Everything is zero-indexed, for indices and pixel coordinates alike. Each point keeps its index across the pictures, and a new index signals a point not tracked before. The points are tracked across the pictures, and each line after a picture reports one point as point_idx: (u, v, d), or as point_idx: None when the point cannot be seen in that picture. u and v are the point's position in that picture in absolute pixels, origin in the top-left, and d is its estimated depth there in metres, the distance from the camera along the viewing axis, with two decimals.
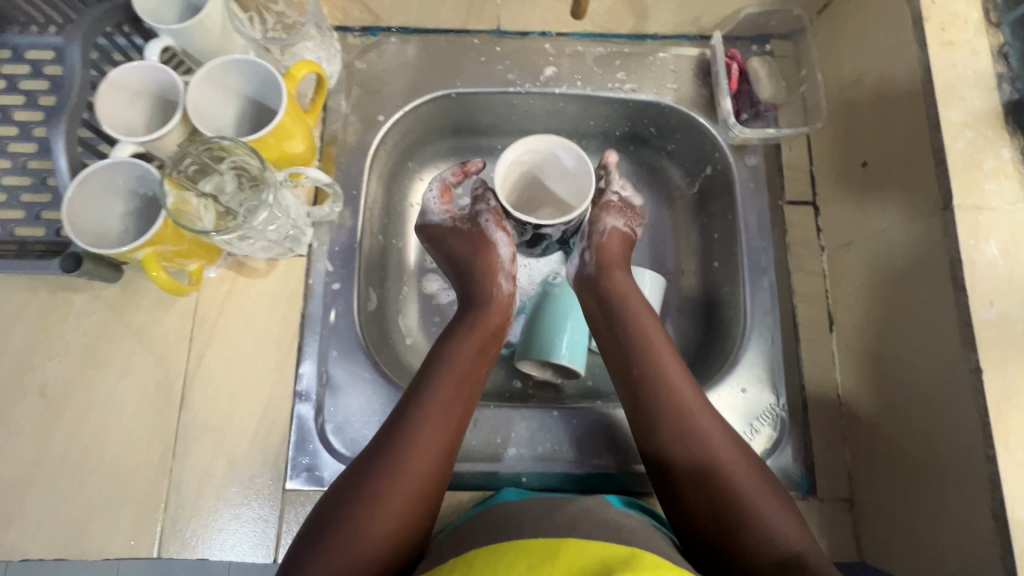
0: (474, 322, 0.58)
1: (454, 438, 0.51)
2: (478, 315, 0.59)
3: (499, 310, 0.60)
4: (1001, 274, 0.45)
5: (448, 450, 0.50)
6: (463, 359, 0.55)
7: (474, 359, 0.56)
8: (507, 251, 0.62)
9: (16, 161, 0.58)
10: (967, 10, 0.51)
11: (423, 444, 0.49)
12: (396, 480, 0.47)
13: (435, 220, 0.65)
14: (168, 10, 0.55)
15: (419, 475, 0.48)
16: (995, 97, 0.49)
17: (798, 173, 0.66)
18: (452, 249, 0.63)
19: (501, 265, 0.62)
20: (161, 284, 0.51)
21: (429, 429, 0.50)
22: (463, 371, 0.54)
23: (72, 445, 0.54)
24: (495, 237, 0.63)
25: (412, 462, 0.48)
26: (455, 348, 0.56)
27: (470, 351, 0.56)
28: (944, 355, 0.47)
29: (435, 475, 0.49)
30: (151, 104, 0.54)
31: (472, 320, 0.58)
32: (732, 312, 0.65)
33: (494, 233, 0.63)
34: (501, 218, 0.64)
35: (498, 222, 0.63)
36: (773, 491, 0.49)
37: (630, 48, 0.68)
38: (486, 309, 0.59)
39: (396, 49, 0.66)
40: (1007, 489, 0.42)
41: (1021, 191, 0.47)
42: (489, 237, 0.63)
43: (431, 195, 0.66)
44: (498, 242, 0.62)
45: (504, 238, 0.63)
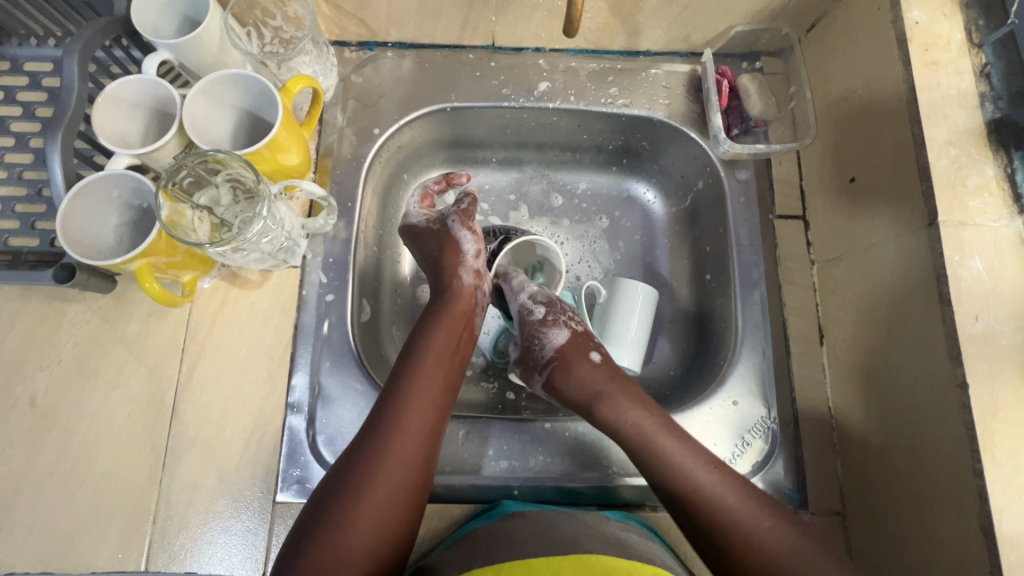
0: (446, 322, 0.58)
1: (430, 442, 0.51)
2: (449, 314, 0.59)
3: (468, 305, 0.60)
4: (986, 289, 0.46)
5: (425, 455, 0.50)
6: (433, 359, 0.55)
7: (444, 358, 0.56)
8: (472, 249, 0.64)
9: (12, 171, 0.58)
10: (950, 31, 0.53)
11: (399, 455, 0.49)
12: (371, 491, 0.47)
13: (413, 221, 0.66)
14: (165, 24, 0.56)
15: (397, 487, 0.48)
16: (978, 116, 0.50)
17: (788, 187, 0.67)
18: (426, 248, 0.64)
19: (463, 260, 0.63)
20: (153, 295, 0.51)
21: (402, 436, 0.50)
22: (434, 372, 0.54)
23: (61, 456, 0.53)
24: (463, 237, 0.64)
25: (387, 473, 0.48)
26: (425, 349, 0.55)
27: (444, 352, 0.56)
28: (932, 369, 0.48)
29: (413, 483, 0.49)
30: (147, 117, 0.55)
31: (443, 319, 0.58)
32: (723, 325, 0.65)
33: (461, 233, 0.64)
34: (470, 220, 0.65)
35: (465, 222, 0.65)
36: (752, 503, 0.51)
37: (623, 65, 0.69)
38: (457, 308, 0.60)
39: (392, 63, 0.67)
40: (994, 503, 0.42)
41: (1004, 207, 0.48)
42: (457, 237, 0.64)
43: (411, 200, 0.68)
44: (462, 240, 0.64)
45: (470, 237, 0.64)
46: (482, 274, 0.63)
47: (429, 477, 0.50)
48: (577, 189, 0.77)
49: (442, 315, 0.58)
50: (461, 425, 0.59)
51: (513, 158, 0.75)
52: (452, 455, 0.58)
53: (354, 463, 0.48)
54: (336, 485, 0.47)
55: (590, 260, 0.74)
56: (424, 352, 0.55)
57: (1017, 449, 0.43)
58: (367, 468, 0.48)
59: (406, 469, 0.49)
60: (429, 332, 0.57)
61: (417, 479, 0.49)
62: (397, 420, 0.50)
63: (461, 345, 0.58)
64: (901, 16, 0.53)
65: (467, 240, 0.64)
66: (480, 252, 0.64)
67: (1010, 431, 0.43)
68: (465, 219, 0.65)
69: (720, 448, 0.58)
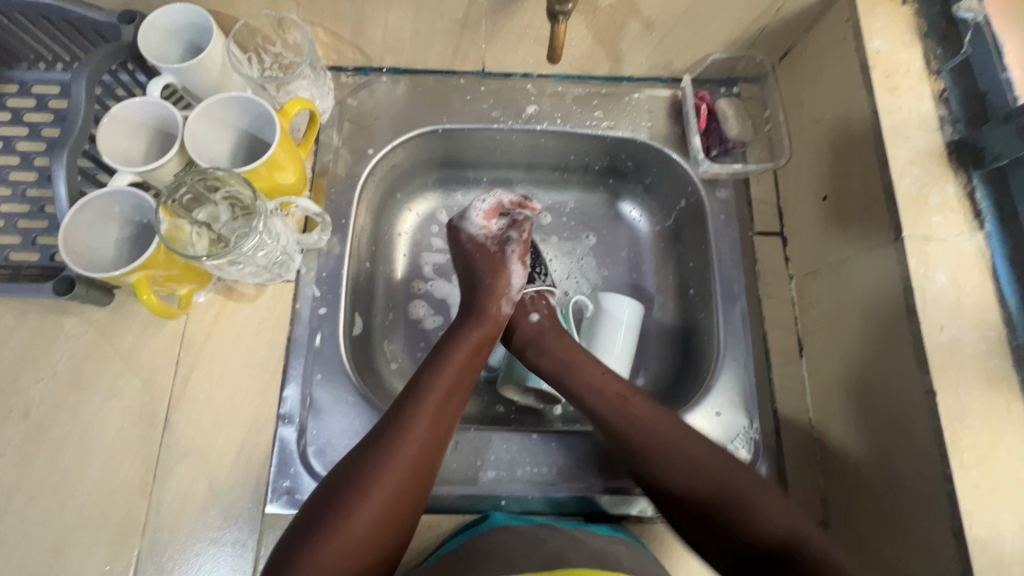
0: (470, 336, 0.59)
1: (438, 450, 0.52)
2: (475, 330, 0.60)
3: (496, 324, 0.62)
4: (949, 300, 0.49)
5: (430, 460, 0.51)
6: (453, 370, 0.56)
7: (463, 372, 0.57)
8: (519, 282, 0.64)
9: (15, 189, 0.60)
10: (909, 59, 0.57)
11: (408, 457, 0.49)
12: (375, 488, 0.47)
13: (474, 231, 0.67)
14: (172, 49, 0.59)
15: (401, 487, 0.48)
16: (938, 138, 0.54)
17: (766, 206, 0.70)
18: (474, 260, 0.66)
19: (508, 292, 0.63)
20: (151, 307, 0.52)
21: (413, 440, 0.50)
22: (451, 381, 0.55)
23: (53, 467, 0.54)
24: (513, 268, 0.65)
25: (393, 474, 0.48)
26: (445, 360, 0.57)
27: (464, 363, 0.57)
28: (903, 379, 0.50)
29: (415, 488, 0.49)
30: (150, 136, 0.57)
31: (465, 340, 0.59)
32: (706, 337, 0.67)
33: (515, 263, 0.65)
34: (526, 255, 0.66)
35: (521, 255, 0.66)
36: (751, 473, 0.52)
37: (607, 89, 0.72)
38: (483, 326, 0.61)
39: (386, 87, 0.70)
40: (964, 507, 0.44)
41: (965, 222, 0.51)
42: (507, 266, 0.65)
43: (478, 207, 0.68)
44: (513, 273, 0.64)
45: (519, 266, 0.65)
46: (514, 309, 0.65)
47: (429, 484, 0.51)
48: (565, 208, 0.79)
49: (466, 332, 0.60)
50: (451, 435, 0.60)
51: (503, 178, 0.78)
52: (440, 466, 0.58)
53: (360, 461, 0.48)
54: (340, 481, 0.47)
55: (578, 276, 0.76)
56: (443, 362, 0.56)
57: (984, 452, 0.45)
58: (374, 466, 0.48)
59: (413, 471, 0.49)
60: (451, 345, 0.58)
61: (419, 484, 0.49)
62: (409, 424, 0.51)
63: (478, 360, 0.59)
64: (864, 45, 0.57)
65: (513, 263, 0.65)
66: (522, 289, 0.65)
67: (975, 436, 0.45)
68: (522, 248, 0.66)
69: None
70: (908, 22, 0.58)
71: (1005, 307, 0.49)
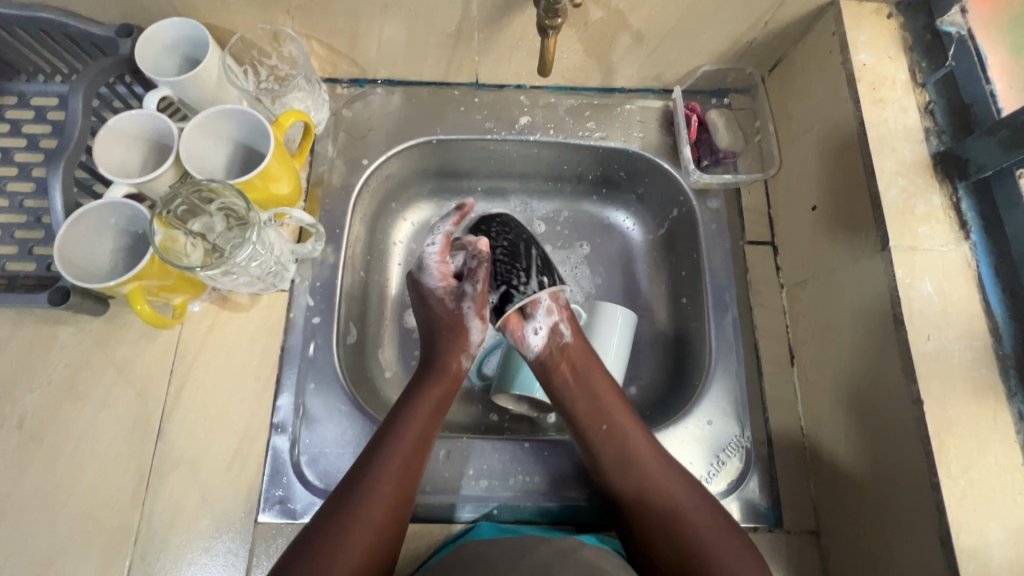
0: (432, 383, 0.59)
1: (403, 509, 0.52)
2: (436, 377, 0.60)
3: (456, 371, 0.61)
4: (936, 309, 0.49)
5: (395, 521, 0.51)
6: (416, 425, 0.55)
7: (428, 424, 0.56)
8: (479, 338, 0.62)
9: (13, 200, 0.61)
10: (894, 72, 0.58)
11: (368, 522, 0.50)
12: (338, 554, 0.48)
13: (429, 285, 0.63)
14: (169, 62, 0.60)
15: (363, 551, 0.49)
16: (923, 149, 0.55)
17: (757, 215, 0.70)
18: (432, 314, 0.63)
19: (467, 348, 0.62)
20: (145, 317, 0.53)
21: (375, 504, 0.51)
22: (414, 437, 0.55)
23: (46, 477, 0.54)
24: (472, 325, 0.62)
25: (354, 539, 0.49)
26: (409, 411, 0.56)
27: (428, 414, 0.57)
28: (891, 388, 0.50)
29: (379, 551, 0.50)
30: (145, 149, 0.58)
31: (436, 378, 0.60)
32: (698, 346, 0.67)
33: (472, 321, 0.62)
34: (484, 307, 0.62)
35: (478, 309, 0.61)
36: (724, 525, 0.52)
37: (600, 101, 0.73)
38: (443, 373, 0.60)
39: (381, 99, 0.71)
40: (951, 516, 0.44)
41: (951, 233, 0.52)
42: (466, 325, 0.62)
43: (430, 247, 0.64)
44: (472, 329, 0.62)
45: (479, 322, 0.62)
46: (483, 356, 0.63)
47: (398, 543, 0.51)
48: (559, 217, 0.80)
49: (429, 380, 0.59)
50: (443, 445, 0.60)
51: (497, 188, 0.79)
52: (433, 475, 0.59)
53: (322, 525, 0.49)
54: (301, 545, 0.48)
55: (571, 285, 0.77)
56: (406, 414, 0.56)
57: (971, 461, 0.45)
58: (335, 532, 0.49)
59: (374, 536, 0.50)
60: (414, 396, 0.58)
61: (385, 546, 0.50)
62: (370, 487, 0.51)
63: (444, 409, 0.59)
64: (850, 58, 0.58)
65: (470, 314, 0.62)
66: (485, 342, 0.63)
67: (963, 445, 0.46)
68: (473, 302, 0.61)
69: (695, 468, 0.59)
70: (893, 36, 0.59)
71: (990, 316, 0.49)
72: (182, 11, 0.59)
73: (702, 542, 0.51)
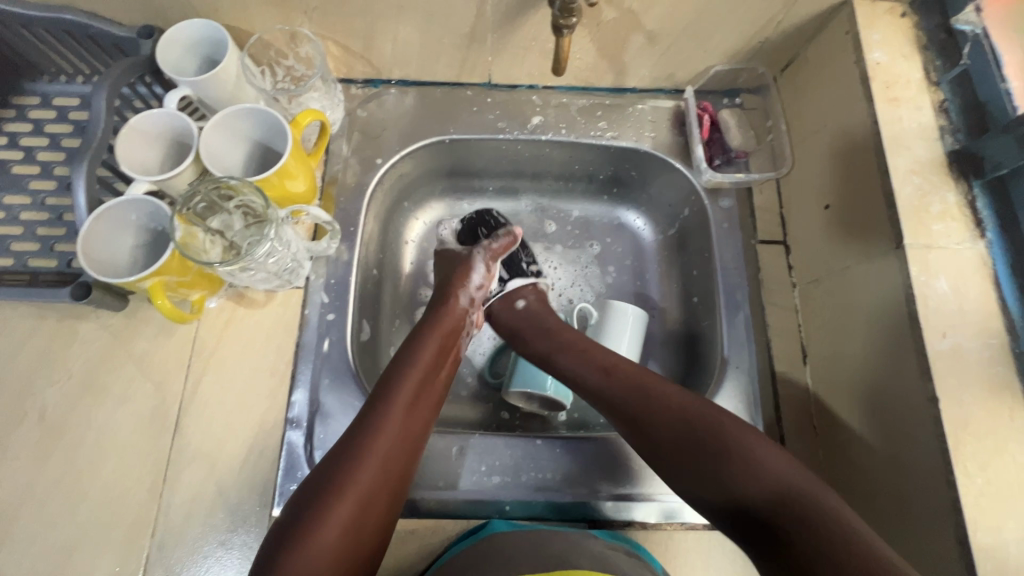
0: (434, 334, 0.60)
1: (416, 444, 0.53)
2: (437, 331, 0.60)
3: (455, 323, 0.62)
4: (952, 308, 0.49)
5: (405, 463, 0.52)
6: (419, 375, 0.56)
7: (429, 377, 0.57)
8: (480, 280, 0.66)
9: (35, 197, 0.62)
10: (908, 71, 0.58)
11: (382, 459, 0.50)
12: (351, 490, 0.47)
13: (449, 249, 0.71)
14: (188, 63, 0.61)
15: (377, 479, 0.49)
16: (938, 147, 0.55)
17: (769, 214, 0.70)
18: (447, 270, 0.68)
19: (466, 285, 0.65)
20: (165, 312, 0.53)
21: (387, 445, 0.51)
22: (418, 387, 0.55)
23: (66, 469, 0.55)
24: (476, 268, 0.67)
25: (367, 474, 0.49)
26: (414, 361, 0.57)
27: (432, 366, 0.58)
28: (907, 385, 0.50)
29: (389, 492, 0.50)
30: (165, 147, 0.59)
31: (432, 331, 0.60)
32: (710, 344, 0.67)
33: (478, 266, 0.67)
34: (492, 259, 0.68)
35: (488, 258, 0.68)
36: (747, 438, 0.50)
37: (611, 100, 0.73)
38: (444, 324, 0.61)
39: (395, 99, 0.72)
40: (968, 515, 0.44)
41: (967, 231, 0.52)
42: (472, 265, 0.67)
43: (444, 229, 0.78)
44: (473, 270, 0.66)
45: (484, 272, 0.67)
46: (476, 304, 0.66)
47: (404, 488, 0.52)
48: (570, 216, 0.80)
49: (434, 329, 0.60)
50: (455, 441, 0.60)
51: (508, 187, 0.79)
52: (445, 470, 0.59)
53: (331, 469, 0.48)
54: (312, 489, 0.47)
55: (582, 284, 0.77)
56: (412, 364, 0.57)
57: (988, 460, 0.45)
58: (349, 471, 0.48)
59: (388, 473, 0.50)
60: (416, 349, 0.58)
61: (395, 487, 0.50)
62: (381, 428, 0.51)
63: (443, 362, 0.59)
64: (864, 57, 0.58)
65: (481, 266, 0.67)
66: (485, 286, 0.66)
67: (979, 443, 0.46)
68: (489, 254, 0.68)
69: None
70: (907, 36, 0.59)
71: (1006, 315, 0.49)
72: (201, 12, 0.60)
73: (715, 461, 0.50)
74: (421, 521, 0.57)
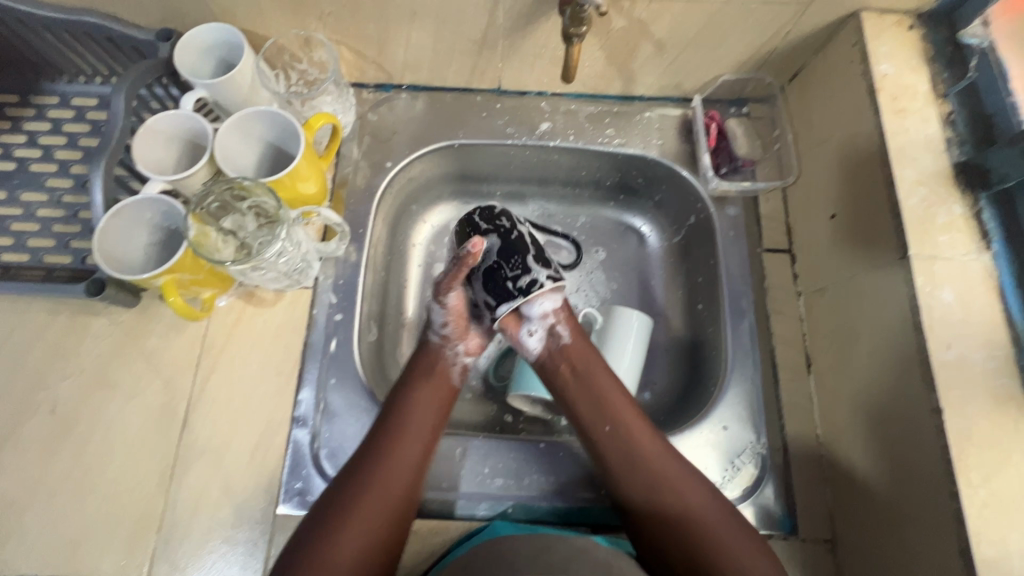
0: (430, 367, 0.61)
1: (412, 478, 0.54)
2: (434, 363, 0.62)
3: (448, 354, 0.63)
4: (957, 319, 0.49)
5: (404, 493, 0.54)
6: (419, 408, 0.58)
7: (429, 404, 0.59)
8: (441, 318, 0.62)
9: (52, 195, 0.63)
10: (915, 83, 0.58)
11: (376, 497, 0.52)
12: (345, 531, 0.50)
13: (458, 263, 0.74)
14: (203, 64, 0.62)
15: (373, 522, 0.51)
16: (944, 159, 0.55)
17: (775, 223, 0.71)
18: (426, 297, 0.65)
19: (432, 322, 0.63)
20: (176, 309, 0.55)
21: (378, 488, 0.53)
22: (419, 414, 0.58)
23: (76, 462, 0.56)
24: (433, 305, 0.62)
25: (366, 507, 0.52)
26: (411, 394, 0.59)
27: (431, 394, 0.59)
28: (910, 395, 0.50)
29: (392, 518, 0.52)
30: (181, 147, 0.60)
31: (430, 362, 0.62)
32: (714, 351, 0.68)
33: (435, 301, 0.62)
34: (448, 288, 0.60)
35: (440, 292, 0.61)
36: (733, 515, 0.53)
37: (619, 108, 0.74)
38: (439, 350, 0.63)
39: (406, 103, 0.73)
40: (971, 525, 0.44)
41: (972, 242, 0.52)
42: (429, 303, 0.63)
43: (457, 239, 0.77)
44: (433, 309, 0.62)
45: (442, 309, 0.62)
46: (451, 337, 0.63)
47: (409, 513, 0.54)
48: (576, 222, 0.81)
49: (429, 363, 0.62)
50: (459, 443, 0.61)
51: (515, 192, 0.80)
52: (449, 471, 0.60)
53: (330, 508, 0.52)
54: (317, 518, 0.51)
55: (587, 289, 0.77)
56: (403, 400, 0.58)
57: (991, 471, 0.45)
58: (349, 501, 0.52)
59: (382, 510, 0.52)
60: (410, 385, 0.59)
61: (396, 515, 0.53)
62: (377, 464, 0.54)
63: (443, 393, 0.60)
64: (871, 69, 0.59)
65: (439, 305, 0.62)
66: (449, 322, 0.62)
67: (983, 454, 0.46)
68: (439, 291, 0.61)
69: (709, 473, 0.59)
70: (914, 48, 0.60)
71: (1012, 327, 0.49)
72: (219, 17, 0.61)
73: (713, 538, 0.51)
74: (423, 522, 0.57)
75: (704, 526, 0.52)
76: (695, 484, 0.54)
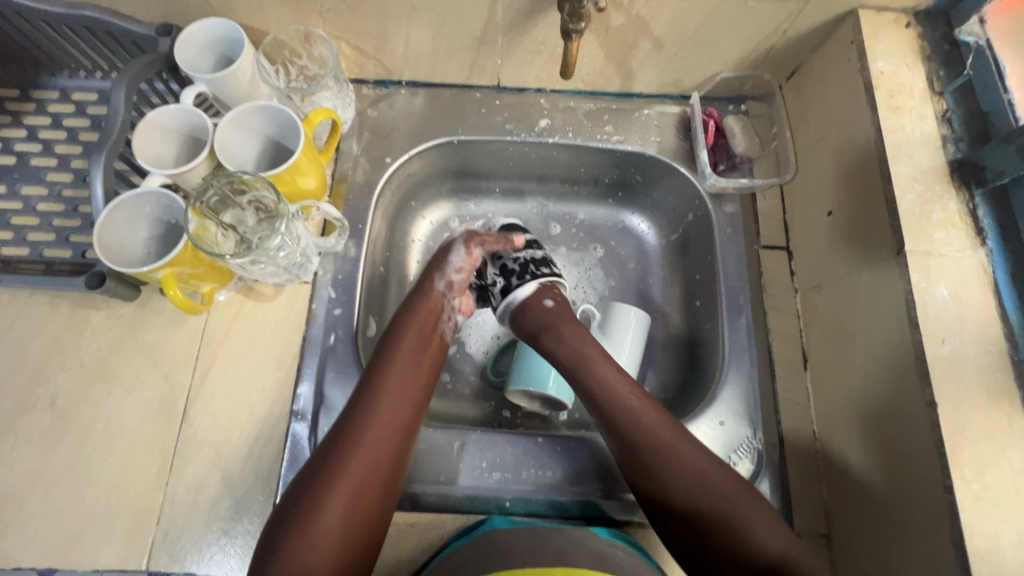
0: (413, 328, 0.61)
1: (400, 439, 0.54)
2: (417, 323, 0.61)
3: (434, 312, 0.63)
4: (952, 314, 0.50)
5: (395, 454, 0.53)
6: (403, 370, 0.57)
7: (415, 365, 0.58)
8: (460, 264, 0.66)
9: (52, 189, 0.64)
10: (912, 81, 0.59)
11: (370, 450, 0.52)
12: (335, 493, 0.49)
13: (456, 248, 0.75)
14: (203, 59, 0.62)
15: (366, 483, 0.50)
16: (941, 156, 0.56)
17: (772, 220, 0.71)
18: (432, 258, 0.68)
19: (444, 268, 0.66)
20: (176, 302, 0.55)
21: (371, 442, 0.52)
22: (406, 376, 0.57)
23: (76, 454, 0.56)
24: (454, 252, 0.66)
25: (357, 468, 0.50)
26: (394, 356, 0.58)
27: (415, 355, 0.59)
28: (904, 389, 0.51)
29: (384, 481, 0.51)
30: (181, 142, 0.60)
31: (411, 323, 0.61)
32: (711, 347, 0.68)
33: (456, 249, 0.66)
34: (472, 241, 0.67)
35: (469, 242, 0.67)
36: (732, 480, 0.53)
37: (618, 105, 0.74)
38: (425, 310, 0.63)
39: (405, 100, 0.73)
40: (965, 519, 0.44)
41: (968, 239, 0.52)
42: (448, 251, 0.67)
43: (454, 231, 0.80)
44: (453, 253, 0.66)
45: (463, 254, 0.66)
46: (453, 289, 0.65)
47: (400, 475, 0.53)
48: (575, 219, 0.81)
49: (412, 323, 0.61)
50: (457, 436, 0.61)
51: (513, 189, 0.81)
52: (447, 466, 0.60)
53: (319, 466, 0.50)
54: (304, 484, 0.50)
55: (585, 286, 0.78)
56: (391, 360, 0.58)
57: (985, 466, 0.45)
58: (338, 463, 0.50)
59: (376, 467, 0.51)
60: (395, 345, 0.59)
61: (388, 477, 0.52)
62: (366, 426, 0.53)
63: (425, 354, 0.60)
64: (868, 66, 0.59)
65: (464, 249, 0.66)
66: (464, 272, 0.66)
67: (978, 449, 0.46)
68: (472, 239, 0.67)
69: None
70: (911, 46, 0.60)
71: (1006, 323, 0.50)
72: (219, 12, 0.62)
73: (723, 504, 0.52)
74: (421, 515, 0.58)
75: (712, 492, 0.52)
76: (705, 456, 0.54)
